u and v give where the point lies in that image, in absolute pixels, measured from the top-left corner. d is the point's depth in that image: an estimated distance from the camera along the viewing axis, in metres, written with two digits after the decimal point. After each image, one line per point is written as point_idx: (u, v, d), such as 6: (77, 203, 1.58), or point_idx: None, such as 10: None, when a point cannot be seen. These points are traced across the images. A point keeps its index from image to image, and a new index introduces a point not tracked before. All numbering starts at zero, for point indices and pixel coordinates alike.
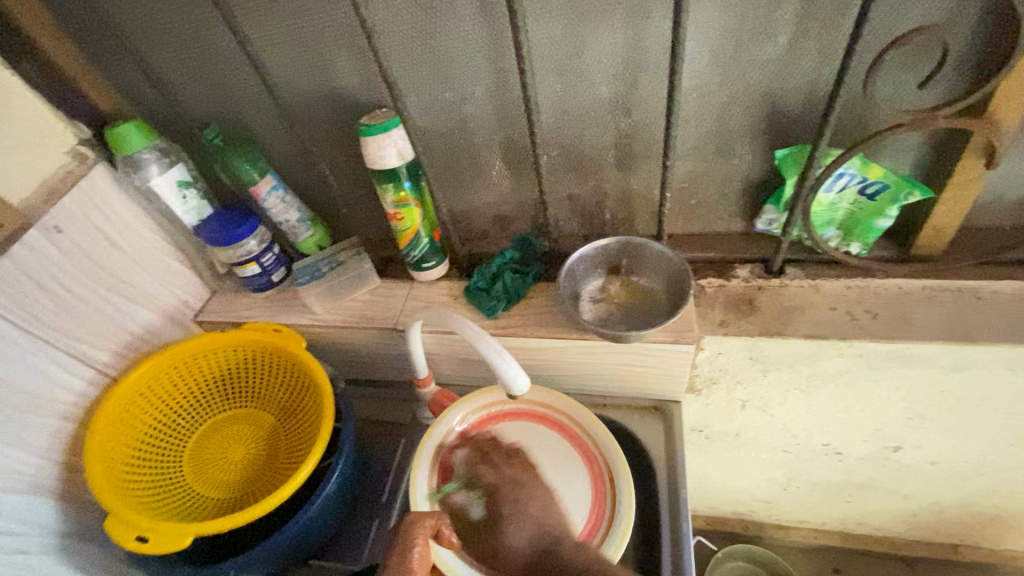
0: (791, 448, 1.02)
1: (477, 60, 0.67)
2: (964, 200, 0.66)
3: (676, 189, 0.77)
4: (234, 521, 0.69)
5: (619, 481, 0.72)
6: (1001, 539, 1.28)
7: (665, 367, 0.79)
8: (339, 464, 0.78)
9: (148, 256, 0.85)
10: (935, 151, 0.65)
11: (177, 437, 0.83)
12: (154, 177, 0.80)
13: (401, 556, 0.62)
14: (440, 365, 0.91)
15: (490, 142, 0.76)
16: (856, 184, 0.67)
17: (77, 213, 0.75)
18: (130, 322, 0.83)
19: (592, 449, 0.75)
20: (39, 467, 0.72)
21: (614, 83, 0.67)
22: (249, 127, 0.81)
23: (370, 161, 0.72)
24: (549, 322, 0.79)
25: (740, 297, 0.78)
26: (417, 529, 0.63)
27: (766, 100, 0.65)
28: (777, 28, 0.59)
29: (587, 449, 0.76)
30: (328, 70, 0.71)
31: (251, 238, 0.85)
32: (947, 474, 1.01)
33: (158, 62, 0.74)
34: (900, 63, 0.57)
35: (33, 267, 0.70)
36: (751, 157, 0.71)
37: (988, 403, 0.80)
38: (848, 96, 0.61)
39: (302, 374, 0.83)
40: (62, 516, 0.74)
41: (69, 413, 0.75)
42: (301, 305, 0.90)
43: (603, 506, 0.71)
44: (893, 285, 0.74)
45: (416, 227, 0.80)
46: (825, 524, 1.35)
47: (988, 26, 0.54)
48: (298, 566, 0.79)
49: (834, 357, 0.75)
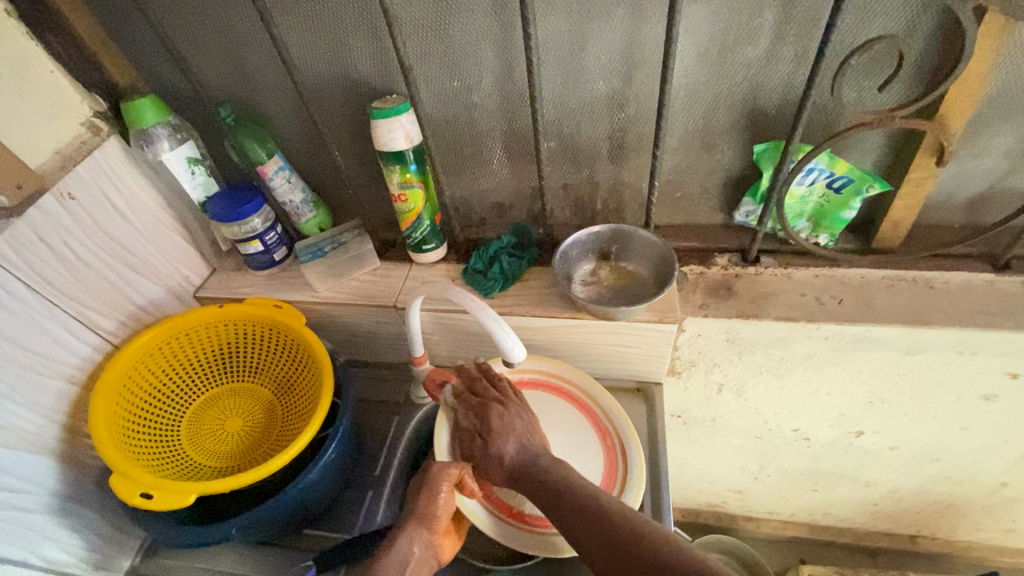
0: (763, 434, 1.08)
1: (486, 52, 0.73)
2: (918, 196, 0.74)
3: (664, 182, 0.83)
4: (235, 483, 0.71)
5: (630, 450, 0.78)
6: (954, 529, 1.36)
7: (650, 347, 0.85)
8: (337, 434, 0.81)
9: (154, 229, 0.87)
10: (893, 151, 0.73)
11: (176, 405, 0.84)
12: (165, 151, 0.83)
13: (428, 499, 0.68)
14: (435, 345, 0.95)
15: (493, 131, 0.81)
16: (824, 179, 0.74)
17: (90, 182, 0.77)
18: (134, 292, 0.85)
19: (604, 421, 0.82)
20: (42, 427, 0.73)
21: (611, 78, 0.73)
22: (262, 108, 0.84)
23: (380, 143, 0.76)
24: (542, 302, 0.84)
25: (719, 283, 0.84)
26: (442, 476, 0.69)
27: (747, 99, 0.72)
28: (758, 34, 0.65)
29: (600, 423, 0.83)
30: (345, 55, 0.75)
31: (256, 216, 0.88)
32: (905, 460, 1.09)
33: (178, 39, 0.77)
34: (864, 69, 0.65)
35: (47, 230, 0.71)
36: (732, 152, 0.78)
37: (940, 387, 0.88)
38: (819, 97, 0.69)
39: (302, 349, 0.86)
40: (60, 477, 0.76)
41: (72, 376, 0.76)
42: (302, 283, 0.93)
43: (615, 472, 0.77)
44: (856, 274, 0.81)
45: (419, 209, 0.84)
46: (793, 516, 1.42)
47: (938, 38, 0.62)
48: (294, 531, 0.82)
49: (803, 339, 0.81)
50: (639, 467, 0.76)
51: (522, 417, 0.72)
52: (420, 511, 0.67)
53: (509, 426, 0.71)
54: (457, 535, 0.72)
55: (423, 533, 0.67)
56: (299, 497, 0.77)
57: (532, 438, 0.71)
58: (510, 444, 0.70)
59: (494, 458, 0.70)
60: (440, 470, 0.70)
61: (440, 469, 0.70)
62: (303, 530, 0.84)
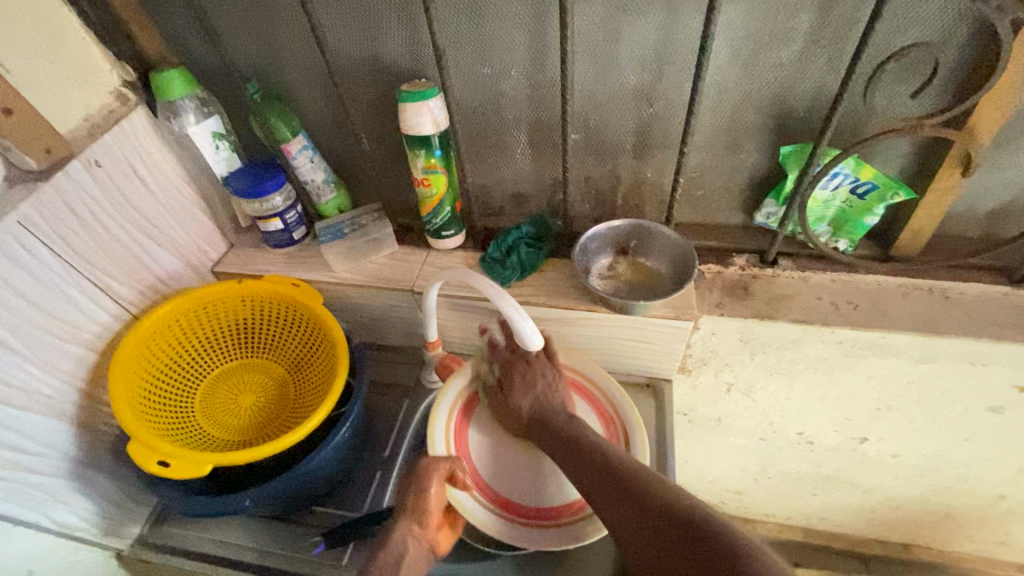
0: (767, 435, 1.09)
1: (519, 40, 0.73)
2: (941, 206, 0.74)
3: (686, 180, 0.83)
4: (252, 455, 0.71)
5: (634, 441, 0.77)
6: (948, 540, 1.37)
7: (664, 343, 0.85)
8: (351, 413, 0.81)
9: (176, 202, 0.87)
10: (920, 159, 0.73)
11: (190, 377, 0.85)
12: (191, 125, 0.83)
13: (418, 495, 0.69)
14: (448, 331, 0.96)
15: (519, 121, 0.82)
16: (848, 184, 0.75)
17: (117, 152, 0.77)
18: (154, 264, 0.85)
19: (609, 409, 0.81)
20: (60, 392, 0.74)
21: (642, 73, 0.73)
22: (290, 86, 0.84)
23: (407, 126, 0.76)
24: (560, 293, 0.85)
25: (736, 283, 0.85)
26: (432, 472, 0.70)
27: (777, 101, 0.72)
28: (793, 36, 0.66)
29: (605, 411, 0.81)
30: (377, 36, 0.75)
31: (277, 194, 0.88)
32: (906, 468, 1.10)
33: (211, 13, 0.77)
34: (896, 77, 0.65)
35: (73, 197, 0.72)
36: (757, 153, 0.78)
37: (947, 397, 0.89)
38: (849, 103, 0.69)
39: (317, 328, 0.86)
40: (76, 442, 0.77)
41: (92, 343, 0.77)
42: (319, 263, 0.93)
43: None
44: (872, 281, 0.82)
45: (441, 194, 0.85)
46: (789, 518, 1.43)
47: (973, 48, 0.62)
48: (304, 507, 0.83)
49: (817, 342, 0.82)
50: (643, 457, 0.75)
51: (545, 377, 0.75)
52: (412, 508, 0.68)
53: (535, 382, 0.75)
54: (451, 529, 0.72)
55: (416, 528, 0.67)
56: (311, 474, 0.78)
57: (553, 395, 0.74)
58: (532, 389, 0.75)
59: (515, 408, 0.75)
60: (430, 466, 0.71)
61: (430, 466, 0.71)
62: (312, 506, 0.85)
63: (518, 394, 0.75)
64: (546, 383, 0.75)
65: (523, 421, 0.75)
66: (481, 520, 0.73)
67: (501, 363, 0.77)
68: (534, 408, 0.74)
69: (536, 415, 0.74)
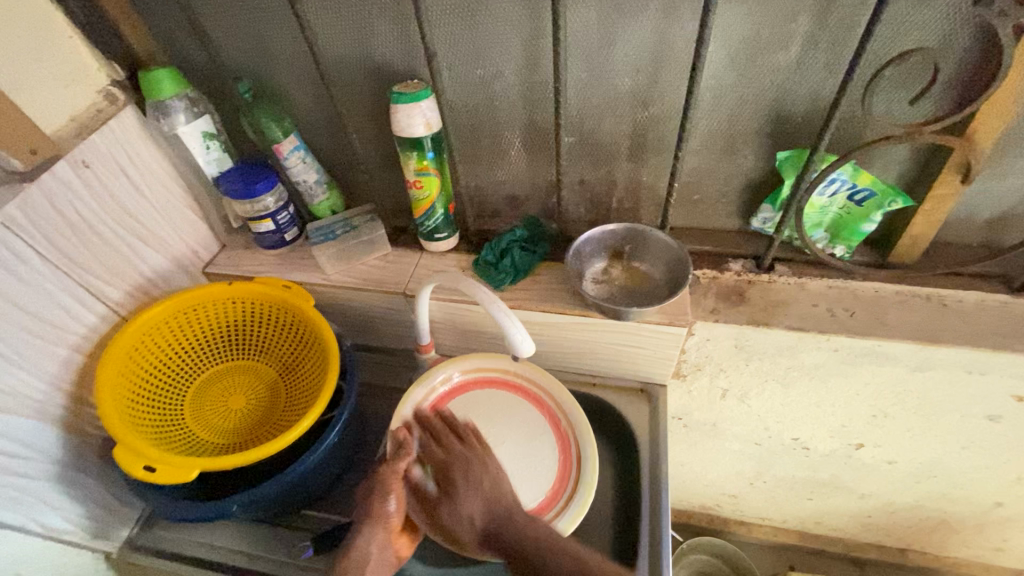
0: (763, 441, 1.08)
1: (512, 41, 0.72)
2: (940, 213, 0.73)
3: (682, 184, 0.82)
4: (239, 460, 0.71)
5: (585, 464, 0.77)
6: (945, 546, 1.36)
7: (658, 349, 0.84)
8: (341, 417, 0.81)
9: (166, 202, 0.87)
10: (920, 165, 0.72)
11: (181, 379, 0.84)
12: (181, 125, 0.82)
13: (382, 498, 0.69)
14: (441, 335, 0.95)
15: (513, 123, 0.81)
16: (846, 190, 0.74)
17: (105, 152, 0.76)
18: (143, 265, 0.84)
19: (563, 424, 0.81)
20: (46, 395, 0.73)
21: (637, 76, 0.72)
22: (281, 86, 0.83)
23: (398, 128, 0.75)
24: (553, 298, 0.84)
25: (731, 289, 0.84)
26: (392, 476, 0.70)
27: (774, 105, 0.71)
28: (791, 39, 0.64)
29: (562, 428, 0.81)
30: (368, 37, 0.74)
31: (269, 195, 0.87)
32: (902, 475, 1.09)
33: (200, 12, 0.76)
34: (896, 82, 0.64)
35: (59, 198, 0.71)
36: (754, 158, 0.77)
37: (944, 405, 0.88)
38: (847, 108, 0.68)
39: (308, 330, 0.85)
40: (64, 445, 0.76)
41: (80, 345, 0.76)
42: (311, 264, 0.93)
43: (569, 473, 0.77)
44: (870, 287, 0.81)
45: (433, 197, 0.84)
46: (785, 522, 1.42)
47: (975, 54, 0.60)
48: (294, 510, 0.82)
49: (813, 350, 0.81)
50: (590, 482, 0.75)
51: (490, 473, 0.66)
52: (376, 510, 0.69)
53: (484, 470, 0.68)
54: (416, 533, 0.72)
55: (380, 534, 0.69)
56: (301, 478, 0.77)
57: (502, 495, 0.65)
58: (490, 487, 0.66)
59: (461, 521, 0.65)
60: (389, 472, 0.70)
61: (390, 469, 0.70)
62: (302, 510, 0.84)
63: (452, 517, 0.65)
64: (491, 478, 0.66)
65: (474, 537, 0.65)
66: (437, 532, 0.71)
67: (439, 464, 0.68)
68: (485, 513, 0.65)
69: (490, 526, 0.64)
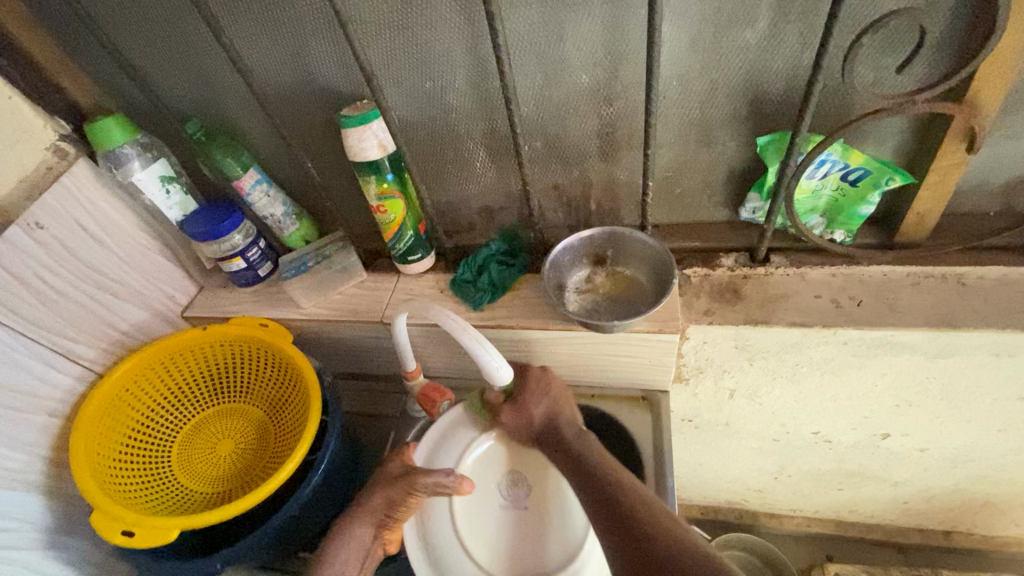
0: (780, 436, 1.01)
1: (456, 50, 0.67)
2: (947, 184, 0.66)
3: (661, 178, 0.76)
4: (217, 516, 0.68)
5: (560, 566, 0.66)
6: (992, 525, 1.27)
7: (652, 357, 0.79)
8: (325, 457, 0.77)
9: (134, 252, 0.84)
10: (917, 137, 0.65)
11: (165, 430, 0.82)
12: (136, 172, 0.79)
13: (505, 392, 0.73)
14: (426, 358, 0.91)
15: (473, 133, 0.76)
16: (838, 171, 0.67)
17: (61, 210, 0.74)
18: (116, 319, 0.83)
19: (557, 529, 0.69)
20: (26, 462, 0.73)
21: (595, 71, 0.66)
22: (233, 120, 0.80)
23: (352, 153, 0.71)
24: (535, 313, 0.79)
25: (725, 286, 0.78)
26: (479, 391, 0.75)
27: (748, 86, 0.64)
28: (755, 14, 0.58)
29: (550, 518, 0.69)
30: (308, 61, 0.71)
31: (236, 232, 0.84)
32: (936, 461, 1.01)
33: (137, 54, 0.74)
34: (878, 48, 0.57)
35: (13, 264, 0.69)
36: (734, 144, 0.71)
37: (972, 389, 0.81)
38: (828, 81, 0.61)
39: (289, 367, 0.82)
40: (48, 510, 0.75)
41: (57, 409, 0.76)
42: (287, 299, 0.89)
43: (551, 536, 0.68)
44: (877, 272, 0.74)
45: (400, 219, 0.79)
46: (818, 512, 1.34)
47: (966, 10, 0.54)
48: (287, 557, 0.79)
49: (820, 344, 0.75)
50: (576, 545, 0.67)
51: (545, 399, 0.71)
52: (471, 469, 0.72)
53: (543, 388, 0.72)
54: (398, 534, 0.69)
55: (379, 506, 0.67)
56: (287, 524, 0.74)
57: (563, 406, 0.72)
58: (542, 409, 0.71)
59: (524, 416, 0.71)
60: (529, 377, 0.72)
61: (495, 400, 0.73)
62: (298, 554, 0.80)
63: (512, 417, 0.71)
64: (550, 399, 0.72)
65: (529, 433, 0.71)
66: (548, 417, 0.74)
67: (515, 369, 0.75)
68: (547, 414, 0.71)
69: (546, 423, 0.71)
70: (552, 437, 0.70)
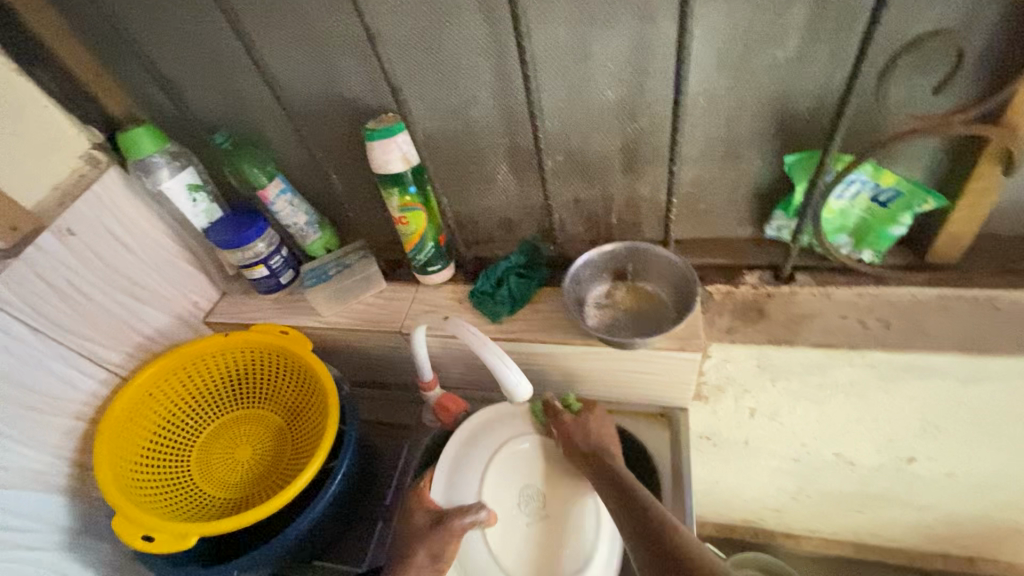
0: (801, 457, 0.99)
1: (482, 65, 0.67)
2: (981, 207, 0.65)
3: (685, 195, 0.76)
4: (234, 524, 0.69)
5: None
6: (1019, 553, 1.23)
7: (673, 374, 0.78)
8: (342, 466, 0.77)
9: (160, 258, 0.86)
10: (950, 158, 0.64)
11: (185, 435, 0.83)
12: (165, 180, 0.80)
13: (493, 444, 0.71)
14: (443, 369, 0.91)
15: (496, 147, 0.76)
16: (868, 191, 0.66)
17: (92, 217, 0.76)
18: (141, 324, 0.84)
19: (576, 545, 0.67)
20: (52, 464, 0.74)
21: (621, 87, 0.66)
22: (259, 130, 0.81)
23: (375, 166, 0.72)
24: (554, 328, 0.79)
25: (749, 305, 0.76)
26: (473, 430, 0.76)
27: (776, 104, 0.64)
28: (786, 32, 0.58)
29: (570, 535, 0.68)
30: (335, 75, 0.72)
31: (259, 240, 0.85)
32: (964, 486, 0.98)
33: (169, 66, 0.76)
34: (911, 68, 0.56)
35: (45, 269, 0.71)
36: (761, 162, 0.70)
37: (1003, 415, 0.78)
38: (859, 101, 0.60)
39: (308, 375, 0.83)
40: (71, 512, 0.76)
41: (82, 412, 0.77)
42: (308, 307, 0.90)
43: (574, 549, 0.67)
44: (906, 294, 0.72)
45: (422, 230, 0.79)
46: (837, 534, 1.30)
47: (1003, 31, 0.53)
48: (301, 565, 0.78)
49: (845, 366, 0.73)
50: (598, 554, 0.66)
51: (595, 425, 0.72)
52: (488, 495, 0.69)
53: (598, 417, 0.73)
54: None
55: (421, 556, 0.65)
56: (304, 533, 0.74)
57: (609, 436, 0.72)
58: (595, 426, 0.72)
59: (580, 433, 0.72)
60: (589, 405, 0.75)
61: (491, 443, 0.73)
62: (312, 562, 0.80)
63: (568, 427, 0.72)
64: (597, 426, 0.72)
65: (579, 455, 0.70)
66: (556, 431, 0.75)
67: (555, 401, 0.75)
68: (594, 437, 0.71)
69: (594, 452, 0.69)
70: (598, 456, 0.69)
